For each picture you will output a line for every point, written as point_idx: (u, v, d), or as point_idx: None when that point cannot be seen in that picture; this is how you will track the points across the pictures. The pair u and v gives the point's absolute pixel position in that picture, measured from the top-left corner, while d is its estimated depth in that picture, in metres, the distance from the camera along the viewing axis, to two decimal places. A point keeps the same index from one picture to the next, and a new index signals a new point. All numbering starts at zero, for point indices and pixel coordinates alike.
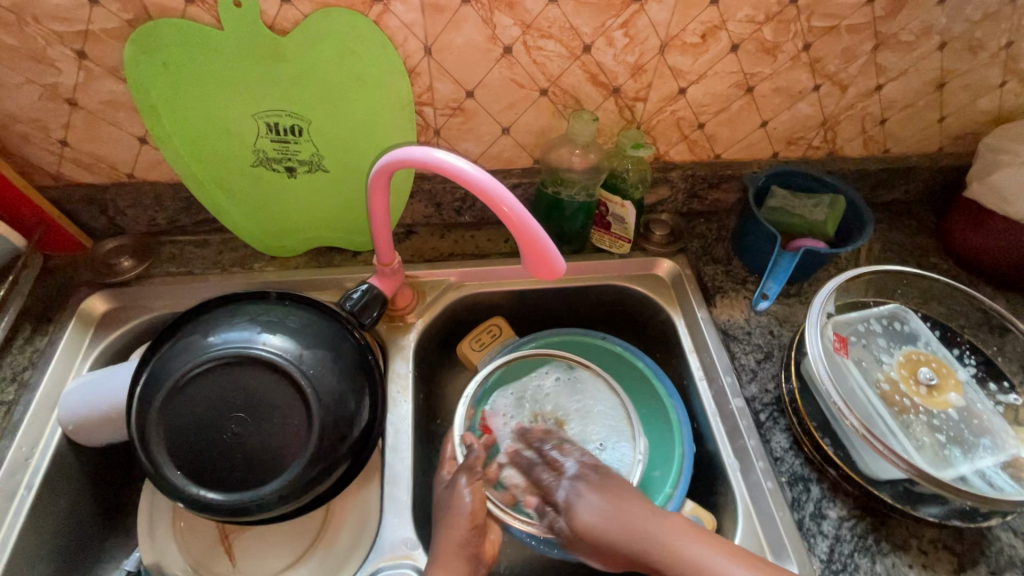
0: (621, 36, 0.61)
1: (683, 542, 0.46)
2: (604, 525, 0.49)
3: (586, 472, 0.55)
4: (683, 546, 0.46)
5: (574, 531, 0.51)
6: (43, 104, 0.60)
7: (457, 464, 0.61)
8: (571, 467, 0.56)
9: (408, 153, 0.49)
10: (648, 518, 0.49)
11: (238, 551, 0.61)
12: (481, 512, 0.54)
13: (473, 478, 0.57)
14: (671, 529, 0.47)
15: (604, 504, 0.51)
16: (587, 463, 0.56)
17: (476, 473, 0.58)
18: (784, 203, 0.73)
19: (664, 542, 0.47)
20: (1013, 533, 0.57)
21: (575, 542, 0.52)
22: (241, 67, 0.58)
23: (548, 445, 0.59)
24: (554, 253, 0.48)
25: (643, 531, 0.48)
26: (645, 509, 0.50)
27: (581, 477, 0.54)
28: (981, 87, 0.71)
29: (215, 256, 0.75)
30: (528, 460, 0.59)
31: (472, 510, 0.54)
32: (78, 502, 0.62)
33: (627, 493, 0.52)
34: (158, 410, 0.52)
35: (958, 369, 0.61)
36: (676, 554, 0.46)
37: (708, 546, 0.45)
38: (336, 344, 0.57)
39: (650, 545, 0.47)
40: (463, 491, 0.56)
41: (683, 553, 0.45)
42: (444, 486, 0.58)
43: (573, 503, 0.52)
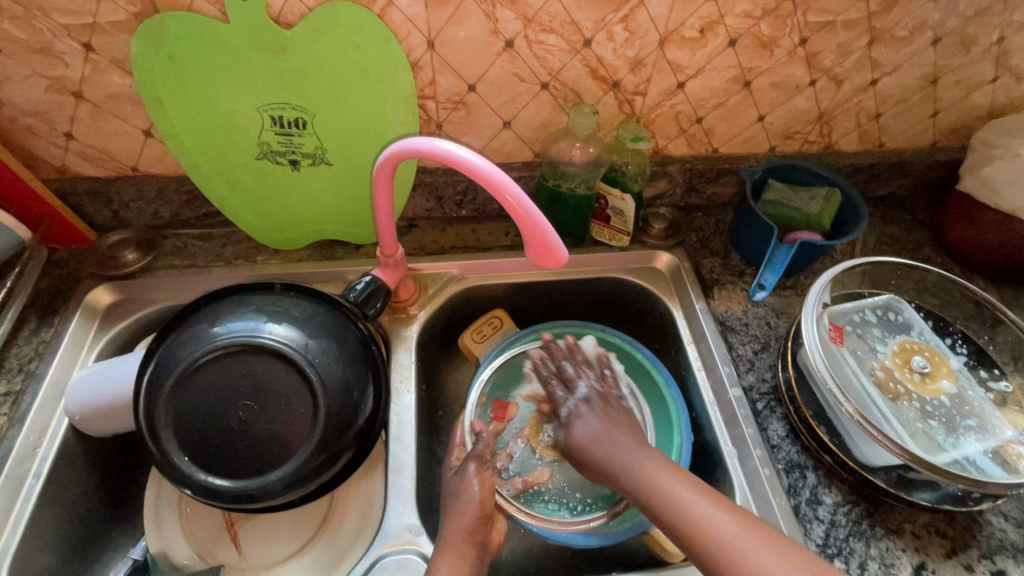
0: (621, 30, 0.61)
1: (659, 473, 0.52)
2: (595, 446, 0.56)
3: (593, 395, 0.60)
4: (655, 474, 0.52)
5: (572, 441, 0.58)
6: (49, 96, 0.61)
7: (466, 451, 0.63)
8: (583, 388, 0.61)
9: (413, 144, 0.49)
10: (632, 447, 0.55)
11: (243, 538, 0.62)
12: (489, 502, 0.55)
13: (482, 466, 0.58)
14: (648, 460, 0.53)
15: (597, 428, 0.57)
16: (599, 390, 0.61)
17: (485, 462, 0.58)
18: (782, 196, 0.74)
19: (642, 467, 0.53)
20: (1003, 518, 0.59)
21: (571, 456, 0.59)
22: (246, 60, 0.59)
23: (568, 361, 0.64)
24: (556, 241, 0.49)
25: (626, 457, 0.54)
26: (635, 439, 0.56)
27: (590, 402, 0.59)
28: (974, 82, 0.72)
29: (219, 249, 0.75)
30: (546, 369, 0.64)
31: (481, 499, 0.55)
32: (85, 492, 0.62)
33: (623, 423, 0.58)
34: (167, 396, 0.52)
35: (951, 358, 0.63)
36: (651, 482, 0.51)
37: (673, 475, 0.51)
38: (340, 334, 0.58)
39: (630, 469, 0.53)
40: (472, 479, 0.56)
41: (657, 482, 0.51)
42: (453, 472, 0.59)
43: (572, 417, 0.59)
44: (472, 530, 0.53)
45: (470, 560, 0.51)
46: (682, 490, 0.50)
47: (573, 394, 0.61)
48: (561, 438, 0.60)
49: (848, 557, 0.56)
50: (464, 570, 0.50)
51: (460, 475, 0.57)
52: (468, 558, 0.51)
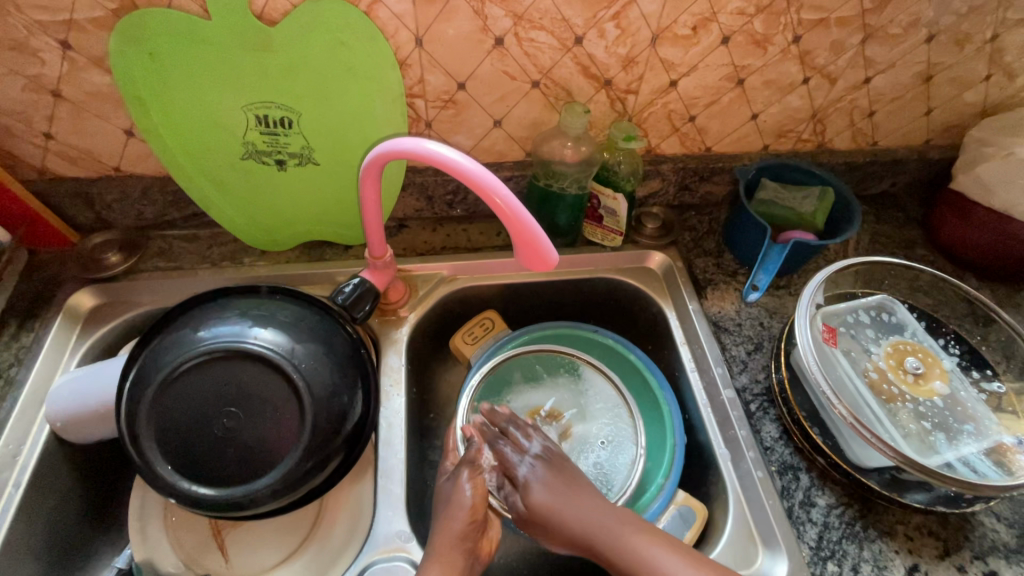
0: (613, 27, 0.60)
1: (628, 532, 0.50)
2: (553, 507, 0.54)
3: (547, 454, 0.58)
4: (627, 535, 0.51)
5: (530, 508, 0.55)
6: (26, 95, 0.59)
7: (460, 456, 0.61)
8: (536, 447, 0.59)
9: (399, 144, 0.48)
10: (594, 507, 0.53)
11: (230, 545, 0.61)
12: (480, 507, 0.54)
13: (475, 471, 0.56)
14: (614, 513, 0.52)
15: (557, 486, 0.55)
16: (550, 447, 0.59)
17: (478, 467, 0.57)
18: (775, 196, 0.74)
19: (609, 530, 0.51)
20: (996, 518, 0.58)
21: (525, 523, 0.55)
22: (230, 57, 0.57)
23: (512, 425, 0.61)
24: (546, 244, 0.48)
25: (593, 517, 0.52)
26: (593, 495, 0.55)
27: (542, 458, 0.58)
28: (967, 79, 0.72)
29: (205, 251, 0.74)
30: (493, 432, 0.61)
31: (473, 504, 0.54)
32: (68, 501, 0.61)
33: (577, 480, 0.56)
34: (149, 404, 0.51)
35: (943, 358, 0.62)
36: (621, 544, 0.50)
37: (645, 538, 0.50)
38: (328, 338, 0.57)
39: (595, 527, 0.52)
40: (464, 484, 0.55)
41: (627, 543, 0.50)
42: (446, 477, 0.58)
43: (528, 482, 0.56)
44: (462, 537, 0.52)
45: (458, 568, 0.50)
46: (657, 552, 0.49)
47: (524, 459, 0.58)
48: (518, 508, 0.56)
49: (841, 560, 0.55)
50: None
51: (453, 480, 0.56)
52: (456, 566, 0.50)
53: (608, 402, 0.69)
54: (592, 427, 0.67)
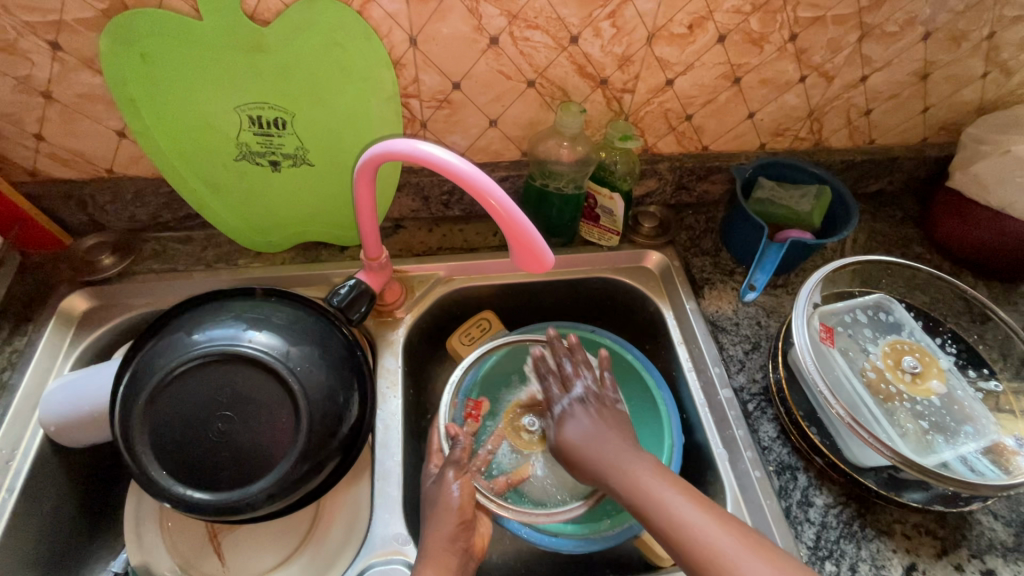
0: (608, 26, 0.60)
1: (643, 474, 0.49)
2: (588, 445, 0.54)
3: (589, 397, 0.58)
4: (645, 477, 0.49)
5: (562, 442, 0.56)
6: (16, 97, 0.58)
7: (444, 456, 0.61)
8: (579, 390, 0.59)
9: (394, 145, 0.48)
10: (622, 447, 0.52)
11: (226, 549, 0.60)
12: (469, 506, 0.55)
13: (461, 472, 0.57)
14: (639, 460, 0.51)
15: (592, 424, 0.55)
16: (594, 389, 0.59)
17: (464, 467, 0.57)
18: (771, 195, 0.74)
19: (633, 473, 0.50)
20: (993, 517, 0.58)
21: (559, 456, 0.57)
22: (223, 58, 0.57)
23: (568, 362, 0.63)
24: (542, 245, 0.48)
25: (620, 459, 0.51)
26: (630, 442, 0.53)
27: (584, 400, 0.58)
28: (964, 77, 0.72)
29: (199, 253, 0.73)
30: (545, 370, 0.64)
31: (460, 505, 0.54)
32: (62, 506, 0.61)
33: (619, 424, 0.56)
34: (143, 407, 0.51)
35: (940, 357, 0.62)
36: (636, 487, 0.48)
37: (659, 479, 0.48)
38: (323, 341, 0.57)
39: (620, 471, 0.50)
40: (451, 484, 0.56)
41: (642, 485, 0.48)
42: (432, 480, 0.58)
43: (566, 414, 0.58)
44: (457, 539, 0.52)
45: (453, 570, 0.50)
46: (669, 494, 0.47)
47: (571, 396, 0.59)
48: (555, 438, 0.57)
49: (839, 559, 0.55)
50: None
51: (438, 482, 0.56)
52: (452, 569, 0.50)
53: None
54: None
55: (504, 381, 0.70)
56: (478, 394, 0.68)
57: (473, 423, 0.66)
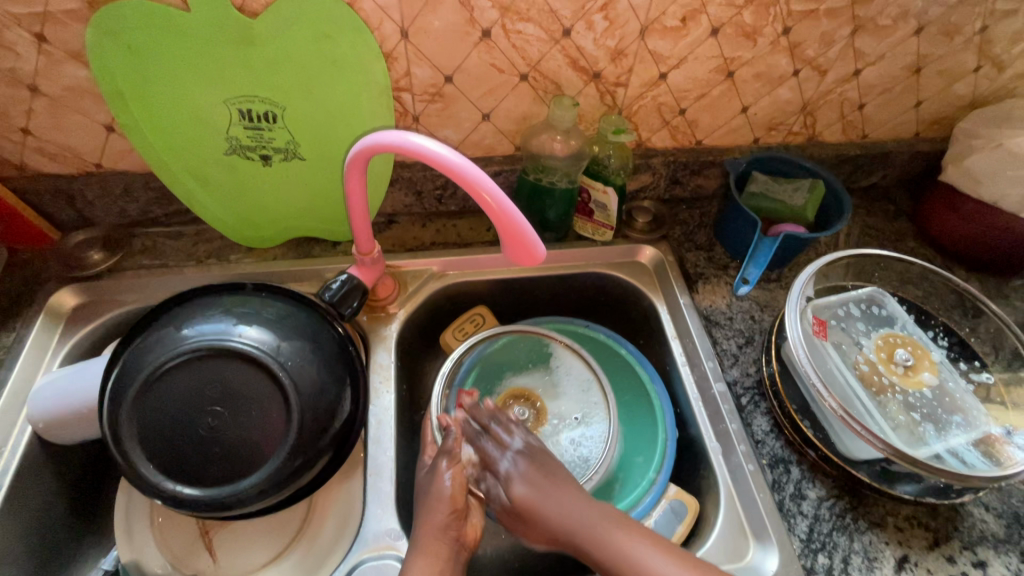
0: (601, 19, 0.60)
1: (609, 529, 0.49)
2: (536, 498, 0.52)
3: (528, 449, 0.57)
4: (608, 532, 0.48)
5: (514, 504, 0.53)
6: (2, 89, 0.58)
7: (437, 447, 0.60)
8: (518, 443, 0.57)
9: (385, 137, 0.47)
10: (569, 500, 0.52)
11: (218, 545, 0.60)
12: (460, 496, 0.54)
13: (454, 461, 0.56)
14: (594, 512, 0.50)
15: (537, 478, 0.54)
16: (530, 441, 0.58)
17: (457, 456, 0.56)
18: (765, 188, 0.74)
19: (592, 529, 0.49)
20: (984, 508, 0.59)
21: (508, 516, 0.54)
22: (212, 50, 0.56)
23: (495, 420, 0.59)
24: (534, 238, 0.47)
25: (574, 516, 0.50)
26: (578, 494, 0.52)
27: (524, 452, 0.56)
28: (956, 71, 0.72)
29: (190, 248, 0.73)
30: (474, 431, 0.59)
31: (452, 495, 0.53)
32: (52, 503, 0.60)
33: (557, 473, 0.55)
34: (132, 402, 0.50)
35: (932, 350, 0.63)
36: (604, 543, 0.48)
37: (625, 532, 0.48)
38: (314, 336, 0.56)
39: (578, 527, 0.50)
40: (444, 474, 0.55)
41: (609, 540, 0.48)
42: (425, 470, 0.57)
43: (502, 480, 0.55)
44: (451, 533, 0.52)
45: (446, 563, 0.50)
46: (640, 548, 0.47)
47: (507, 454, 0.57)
48: (501, 501, 0.55)
49: (832, 551, 0.55)
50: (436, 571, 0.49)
51: (432, 472, 0.55)
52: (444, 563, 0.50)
53: (580, 384, 0.69)
54: (564, 405, 0.68)
55: (498, 373, 0.70)
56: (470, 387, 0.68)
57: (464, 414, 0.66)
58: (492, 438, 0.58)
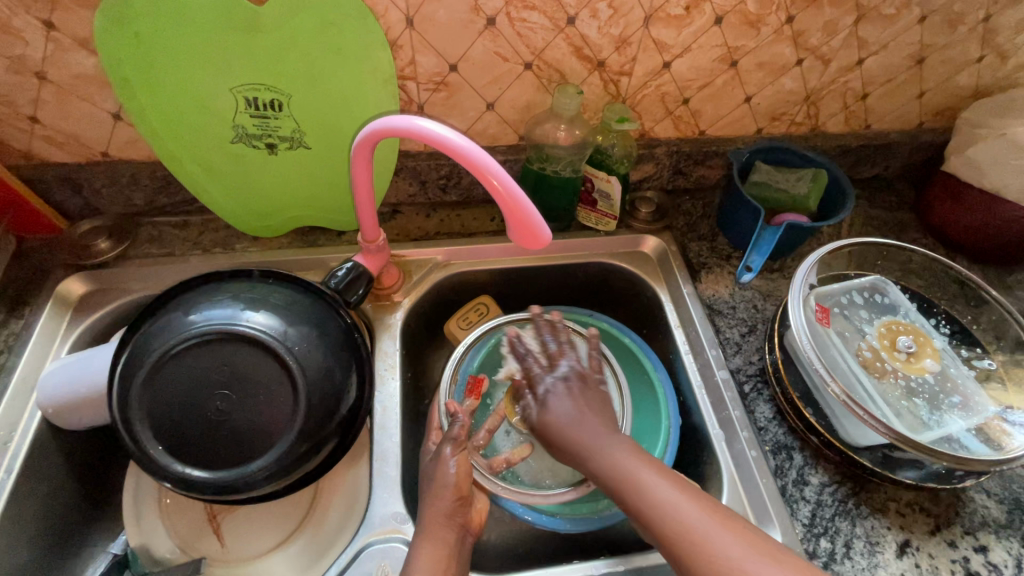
0: (605, 7, 0.60)
1: (627, 459, 0.47)
2: (566, 418, 0.52)
3: (573, 377, 0.54)
4: (627, 461, 0.47)
5: (544, 422, 0.53)
6: (10, 78, 0.58)
7: (443, 433, 0.61)
8: (563, 367, 0.55)
9: (391, 122, 0.48)
10: (600, 427, 0.50)
11: (226, 529, 0.61)
12: (465, 484, 0.54)
13: (459, 448, 0.56)
14: (618, 443, 0.49)
15: (573, 397, 0.53)
16: (578, 368, 0.55)
17: (462, 443, 0.57)
18: (768, 177, 0.74)
19: (612, 455, 0.48)
20: (986, 494, 0.59)
21: (540, 434, 0.54)
22: (219, 38, 0.57)
23: (550, 338, 0.58)
24: (540, 221, 0.48)
25: (599, 440, 0.49)
26: (609, 424, 0.51)
27: (570, 379, 0.54)
28: (960, 61, 0.72)
29: (196, 237, 0.73)
30: (523, 349, 0.58)
31: (457, 483, 0.54)
32: (62, 488, 0.61)
33: (601, 407, 0.53)
34: (142, 385, 0.51)
35: (935, 337, 0.63)
36: (619, 471, 0.47)
37: (642, 463, 0.47)
38: (321, 322, 0.57)
39: (601, 451, 0.49)
40: (449, 462, 0.55)
41: (625, 469, 0.47)
42: (430, 456, 0.58)
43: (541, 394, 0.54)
44: (456, 516, 0.52)
45: (450, 547, 0.51)
46: (653, 480, 0.46)
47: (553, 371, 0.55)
48: (531, 417, 0.54)
49: (834, 536, 0.56)
50: (444, 555, 0.50)
51: (437, 459, 0.56)
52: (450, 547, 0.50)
53: None
54: None
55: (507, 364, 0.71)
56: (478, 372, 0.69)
57: (473, 399, 0.66)
58: (542, 357, 0.57)
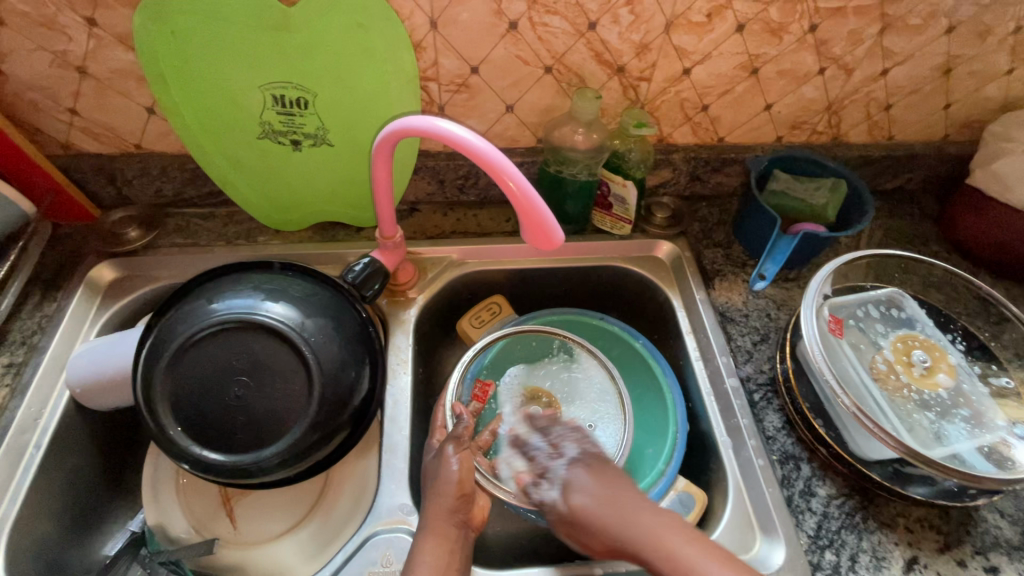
0: (627, 13, 0.60)
1: (669, 537, 0.42)
2: (603, 520, 0.45)
3: (585, 456, 0.51)
4: (665, 535, 0.43)
5: (575, 517, 0.47)
6: (53, 71, 0.61)
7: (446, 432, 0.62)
8: (574, 449, 0.53)
9: (411, 121, 0.49)
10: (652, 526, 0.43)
11: (238, 513, 0.63)
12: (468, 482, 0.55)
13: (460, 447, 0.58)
14: (688, 547, 0.41)
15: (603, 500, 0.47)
16: (588, 447, 0.53)
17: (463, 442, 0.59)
18: (787, 186, 0.74)
19: (649, 532, 0.43)
20: (999, 515, 0.58)
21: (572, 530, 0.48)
22: (249, 36, 0.58)
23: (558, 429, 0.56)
24: (553, 225, 0.48)
25: (664, 547, 0.42)
26: (634, 496, 0.47)
27: (581, 460, 0.51)
28: (988, 73, 0.71)
29: (221, 229, 0.76)
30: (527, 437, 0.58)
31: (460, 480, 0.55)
32: (85, 464, 0.63)
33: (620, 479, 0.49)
34: (165, 369, 0.53)
35: (951, 353, 0.62)
36: (667, 554, 0.42)
37: (691, 545, 0.42)
38: (338, 315, 0.59)
39: (659, 552, 0.42)
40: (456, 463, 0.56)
41: (673, 552, 0.42)
42: (433, 454, 0.59)
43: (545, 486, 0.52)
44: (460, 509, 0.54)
45: (454, 542, 0.52)
46: (703, 562, 0.41)
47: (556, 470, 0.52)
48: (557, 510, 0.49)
49: (840, 549, 0.56)
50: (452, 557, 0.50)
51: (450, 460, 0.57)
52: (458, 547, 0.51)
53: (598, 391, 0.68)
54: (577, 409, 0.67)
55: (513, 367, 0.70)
56: (486, 376, 0.69)
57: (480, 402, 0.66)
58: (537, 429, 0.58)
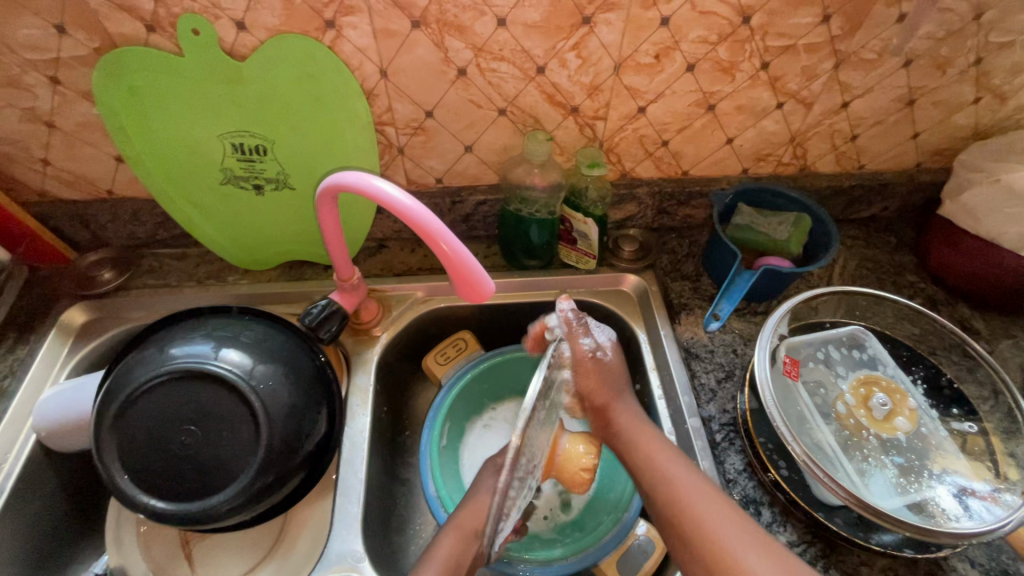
0: (574, 57, 0.61)
1: (635, 429, 0.58)
2: (637, 447, 0.56)
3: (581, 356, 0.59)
4: (634, 431, 0.58)
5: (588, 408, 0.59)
6: (22, 126, 0.63)
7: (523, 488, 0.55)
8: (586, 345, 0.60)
9: (346, 178, 0.50)
10: (631, 416, 0.59)
11: (196, 555, 0.63)
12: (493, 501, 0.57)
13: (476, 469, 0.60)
14: (644, 434, 0.57)
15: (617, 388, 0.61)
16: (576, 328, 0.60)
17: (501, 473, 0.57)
18: (750, 220, 0.73)
19: (624, 421, 0.59)
20: (969, 564, 0.56)
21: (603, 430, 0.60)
22: (205, 91, 0.60)
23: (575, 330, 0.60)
24: (483, 277, 0.49)
25: (631, 429, 0.58)
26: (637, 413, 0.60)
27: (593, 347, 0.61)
28: (953, 103, 0.69)
29: (192, 269, 0.78)
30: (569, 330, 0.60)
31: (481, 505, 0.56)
32: (51, 507, 0.65)
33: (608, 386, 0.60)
34: (114, 417, 0.54)
35: (914, 395, 0.60)
36: (630, 443, 0.57)
37: (655, 440, 0.57)
38: (291, 360, 0.59)
39: (629, 441, 0.57)
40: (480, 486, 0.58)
41: (636, 443, 0.57)
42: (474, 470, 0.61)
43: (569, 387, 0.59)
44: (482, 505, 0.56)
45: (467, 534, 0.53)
46: (656, 450, 0.55)
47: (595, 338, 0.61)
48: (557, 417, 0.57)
49: None
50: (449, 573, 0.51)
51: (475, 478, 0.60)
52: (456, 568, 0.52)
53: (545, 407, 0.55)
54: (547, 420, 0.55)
55: (469, 400, 0.74)
56: (456, 397, 0.72)
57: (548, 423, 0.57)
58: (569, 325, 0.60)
